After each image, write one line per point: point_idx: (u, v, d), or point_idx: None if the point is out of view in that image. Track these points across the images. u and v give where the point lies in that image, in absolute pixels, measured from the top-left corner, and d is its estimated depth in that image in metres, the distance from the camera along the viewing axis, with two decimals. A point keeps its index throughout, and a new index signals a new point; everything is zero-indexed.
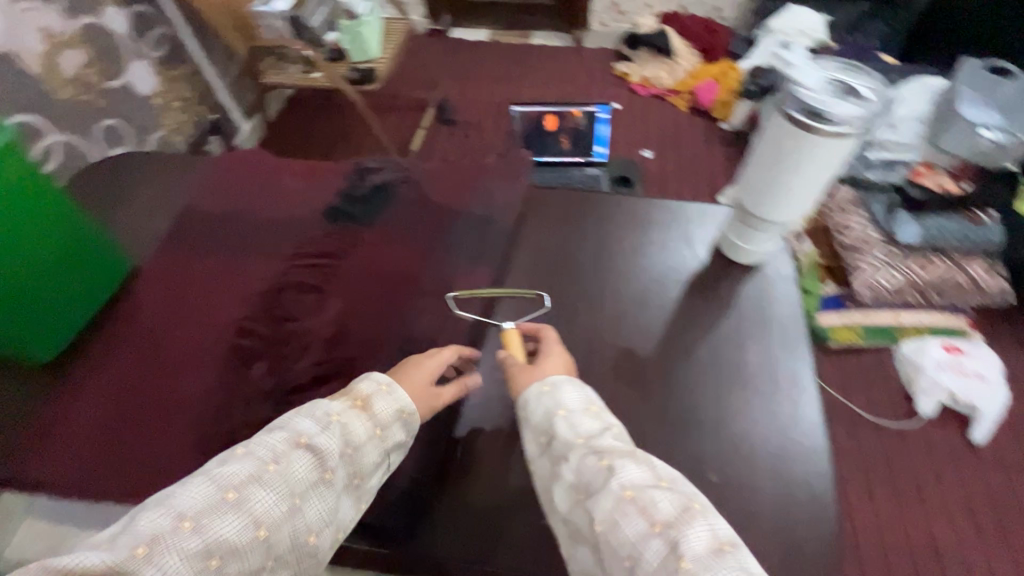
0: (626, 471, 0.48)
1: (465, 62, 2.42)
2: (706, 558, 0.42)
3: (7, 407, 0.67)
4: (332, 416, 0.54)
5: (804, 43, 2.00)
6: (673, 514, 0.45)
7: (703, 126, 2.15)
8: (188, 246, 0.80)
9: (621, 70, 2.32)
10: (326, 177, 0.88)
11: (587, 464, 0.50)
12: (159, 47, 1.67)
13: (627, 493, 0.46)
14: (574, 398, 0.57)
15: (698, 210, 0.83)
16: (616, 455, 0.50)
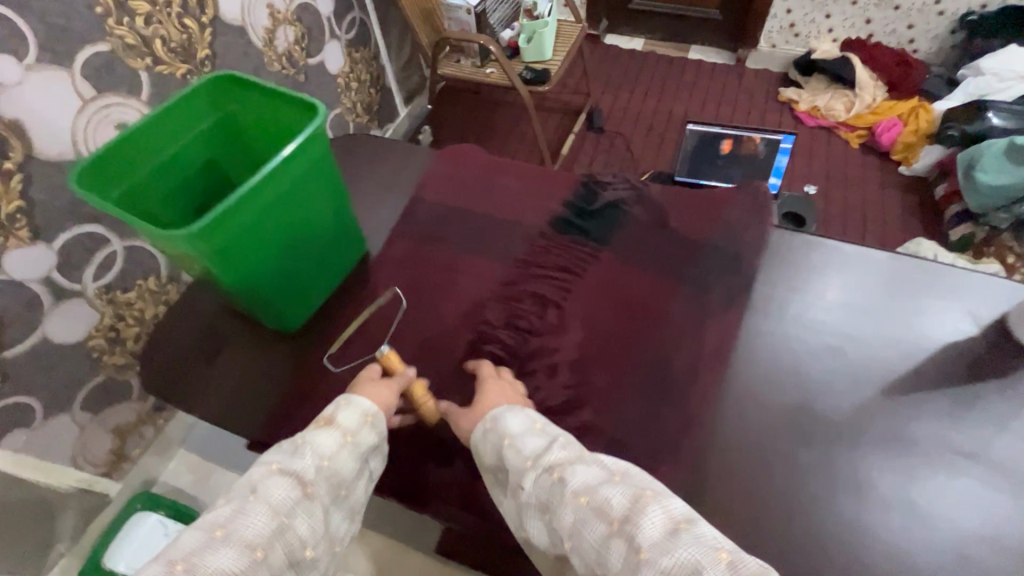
0: (575, 476, 0.56)
1: (619, 72, 2.37)
2: (663, 537, 0.48)
3: (272, 372, 0.76)
4: (298, 442, 0.62)
5: (1020, 90, 1.78)
6: (621, 505, 0.52)
7: (877, 167, 1.96)
8: (423, 239, 0.83)
9: (790, 96, 2.16)
10: (553, 186, 0.86)
11: (545, 484, 0.57)
12: (351, 30, 1.75)
13: (581, 498, 0.54)
14: (516, 421, 0.62)
15: (965, 275, 0.74)
16: (565, 466, 0.57)
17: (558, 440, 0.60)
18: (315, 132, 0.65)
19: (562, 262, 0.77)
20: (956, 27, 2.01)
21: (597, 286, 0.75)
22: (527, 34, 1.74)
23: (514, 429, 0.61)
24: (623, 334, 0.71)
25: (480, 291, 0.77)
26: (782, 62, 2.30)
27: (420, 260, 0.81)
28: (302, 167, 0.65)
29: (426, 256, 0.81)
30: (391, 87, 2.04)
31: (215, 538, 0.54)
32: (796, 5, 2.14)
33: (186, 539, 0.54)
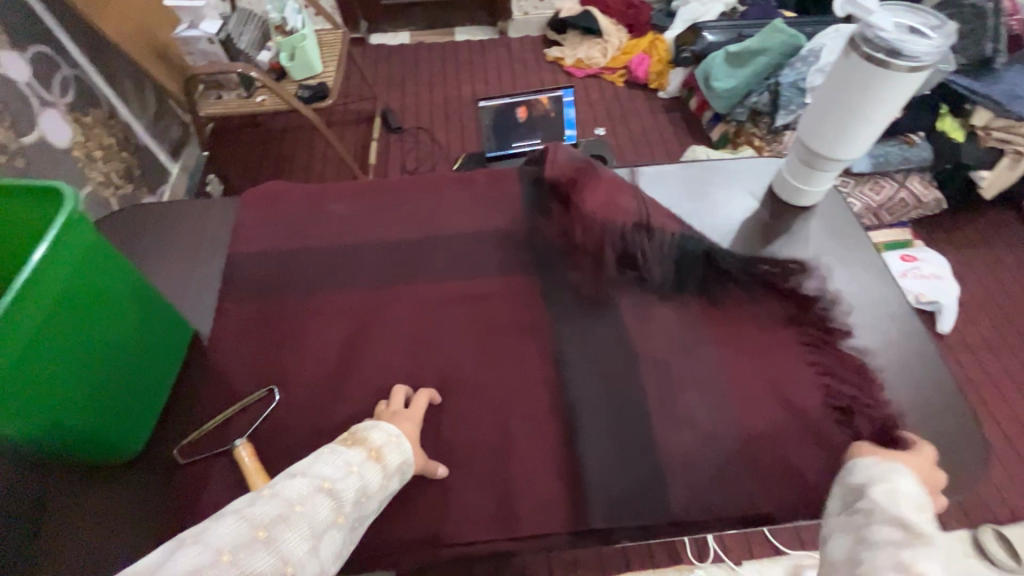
0: (919, 558, 0.44)
1: (397, 69, 2.35)
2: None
3: (130, 507, 0.62)
4: (350, 467, 0.54)
5: (719, 8, 2.18)
6: None
7: (643, 97, 2.25)
8: (261, 293, 0.73)
9: (555, 55, 2.37)
10: (379, 198, 0.83)
11: (888, 535, 0.46)
12: (66, 92, 1.45)
13: (913, 569, 0.43)
14: (912, 486, 0.50)
15: (748, 167, 0.86)
16: (916, 541, 0.45)
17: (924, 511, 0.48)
18: (67, 225, 0.55)
19: (414, 267, 0.76)
20: None
21: (461, 274, 0.75)
22: (287, 52, 1.60)
23: (904, 483, 0.51)
24: (503, 308, 0.72)
25: (343, 326, 0.71)
26: (538, 26, 2.50)
27: (265, 318, 0.71)
28: (68, 270, 0.55)
29: (266, 311, 0.72)
30: (149, 144, 1.77)
31: (259, 539, 0.45)
32: None
33: (226, 525, 0.45)
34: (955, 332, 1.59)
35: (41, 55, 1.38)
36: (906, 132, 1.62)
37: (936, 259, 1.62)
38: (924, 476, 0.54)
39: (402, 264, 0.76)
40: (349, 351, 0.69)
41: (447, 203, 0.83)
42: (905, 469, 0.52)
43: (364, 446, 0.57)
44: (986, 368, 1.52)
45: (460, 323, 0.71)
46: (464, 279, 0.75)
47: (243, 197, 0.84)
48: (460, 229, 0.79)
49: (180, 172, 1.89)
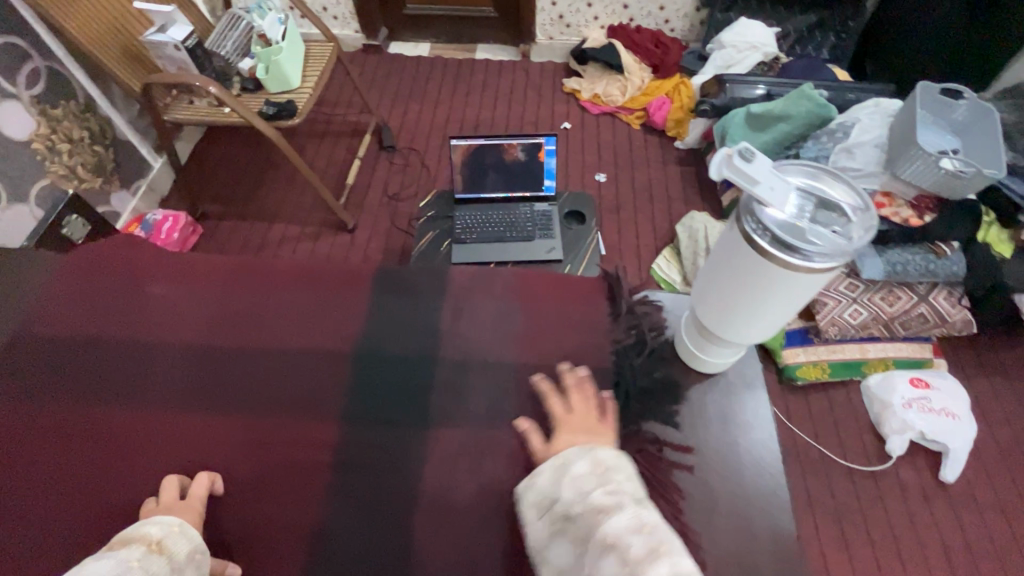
0: (606, 523, 0.55)
1: (406, 83, 2.27)
2: None
3: None
4: (130, 563, 0.58)
5: (756, 58, 1.96)
6: (640, 558, 0.51)
7: (658, 144, 2.06)
8: (36, 394, 0.78)
9: (572, 87, 2.21)
10: (198, 286, 0.88)
11: (583, 517, 0.57)
12: (34, 83, 1.43)
13: (609, 540, 0.53)
14: (585, 463, 0.62)
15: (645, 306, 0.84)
16: (605, 508, 0.56)
17: (605, 483, 0.60)
18: None
19: (191, 365, 0.80)
20: (699, 5, 2.15)
21: None
22: (264, 64, 1.53)
23: (577, 469, 0.62)
24: None
25: (105, 410, 0.77)
26: (562, 52, 2.35)
27: (30, 421, 0.76)
28: None
29: (45, 383, 0.79)
30: (130, 138, 1.76)
31: None
32: None
33: None
34: (964, 482, 1.34)
35: (11, 46, 1.37)
36: (937, 241, 1.37)
37: (954, 392, 1.38)
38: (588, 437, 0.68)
39: (186, 371, 0.80)
40: (101, 436, 0.75)
41: (269, 312, 0.85)
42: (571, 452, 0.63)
43: (144, 540, 0.61)
44: (989, 534, 1.28)
45: (217, 431, 0.75)
46: (225, 416, 0.77)
47: (67, 265, 0.90)
48: (256, 361, 0.81)
49: (163, 167, 1.88)
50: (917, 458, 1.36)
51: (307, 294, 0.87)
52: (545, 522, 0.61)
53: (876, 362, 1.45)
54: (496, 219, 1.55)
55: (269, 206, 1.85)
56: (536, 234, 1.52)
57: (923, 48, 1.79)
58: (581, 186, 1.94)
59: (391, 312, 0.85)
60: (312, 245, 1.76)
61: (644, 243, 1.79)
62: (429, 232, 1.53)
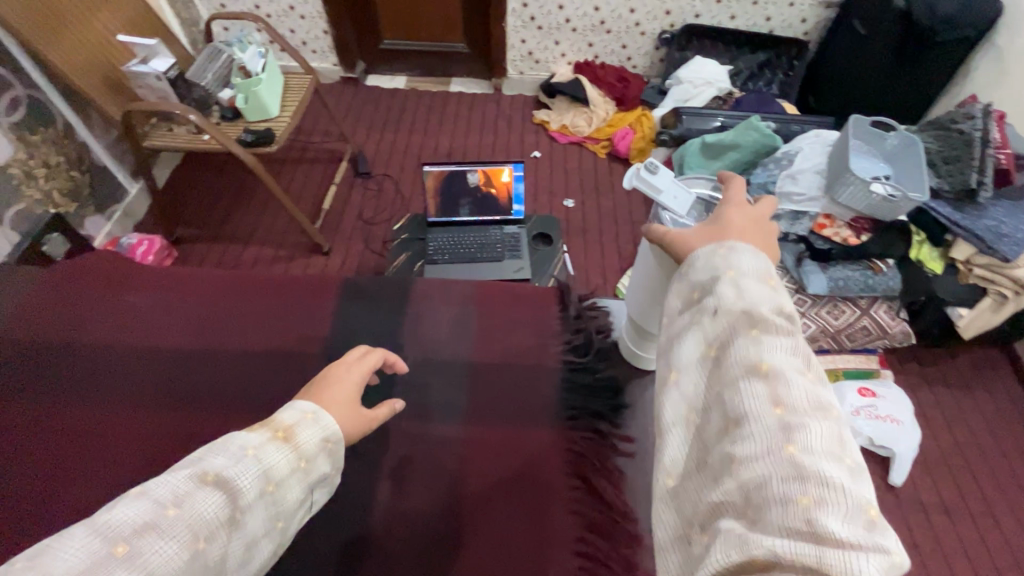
0: (769, 356, 0.52)
1: (383, 113, 2.36)
2: (807, 432, 0.47)
3: None
4: (248, 449, 0.57)
5: (710, 93, 2.12)
6: (797, 402, 0.49)
7: (622, 171, 2.18)
8: (8, 385, 0.82)
9: (542, 118, 2.33)
10: (178, 292, 0.93)
11: (733, 327, 0.56)
12: (15, 111, 1.47)
13: (763, 366, 0.51)
14: (750, 263, 0.60)
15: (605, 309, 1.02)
16: (769, 332, 0.54)
17: (779, 311, 0.57)
18: None
19: (171, 361, 0.85)
20: (658, 44, 2.31)
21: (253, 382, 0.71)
22: (243, 94, 1.60)
23: (744, 271, 0.60)
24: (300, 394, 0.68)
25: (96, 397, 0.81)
26: (533, 86, 2.49)
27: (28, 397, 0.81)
28: None
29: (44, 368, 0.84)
30: (107, 163, 1.78)
31: (117, 556, 0.45)
32: (527, 36, 2.32)
33: (81, 536, 0.45)
34: (911, 485, 1.42)
35: None
36: (874, 259, 1.50)
37: (898, 400, 1.47)
38: (752, 237, 0.66)
39: (165, 370, 0.84)
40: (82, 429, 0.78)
41: (243, 315, 0.90)
42: (741, 246, 0.62)
43: (273, 425, 0.60)
44: (936, 534, 1.35)
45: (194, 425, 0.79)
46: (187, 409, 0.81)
47: (48, 275, 0.94)
48: (215, 362, 0.85)
49: (139, 192, 1.90)
50: (868, 463, 1.44)
51: (278, 304, 0.92)
52: (688, 316, 0.61)
53: (826, 373, 1.53)
54: (467, 240, 1.62)
55: (245, 230, 1.88)
56: (505, 255, 1.58)
57: (854, 85, 1.97)
58: (550, 210, 2.03)
59: (358, 323, 0.89)
60: (287, 267, 1.80)
61: (611, 264, 1.88)
62: (401, 254, 1.63)
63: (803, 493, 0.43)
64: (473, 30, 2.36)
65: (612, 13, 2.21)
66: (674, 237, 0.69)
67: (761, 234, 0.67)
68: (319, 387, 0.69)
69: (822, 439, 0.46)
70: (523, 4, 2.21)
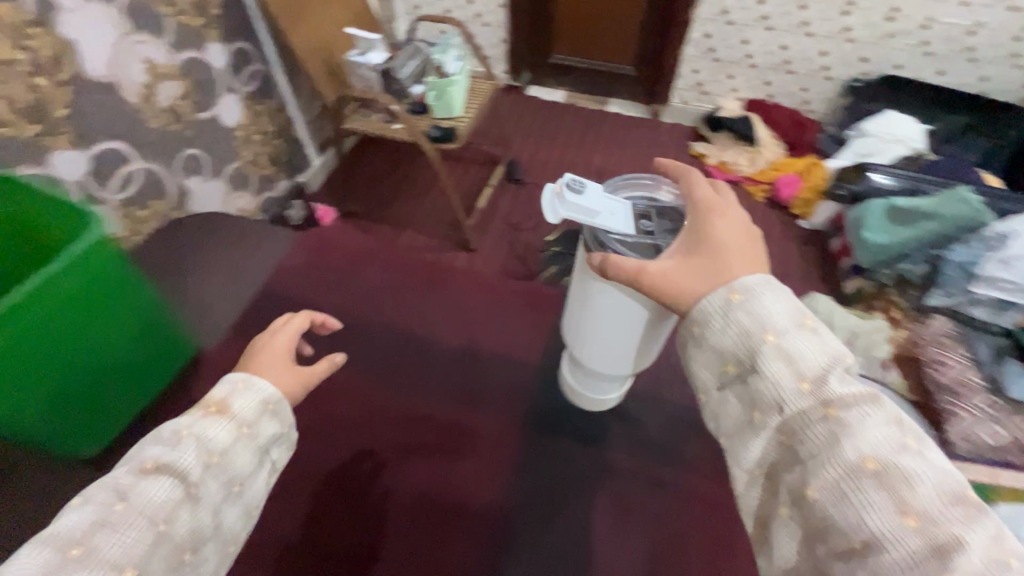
0: (863, 439, 0.51)
1: (540, 124, 2.42)
2: (939, 518, 0.46)
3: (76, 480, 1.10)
4: (183, 431, 0.62)
5: (900, 151, 1.93)
6: (921, 490, 0.48)
7: (780, 219, 2.06)
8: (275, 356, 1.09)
9: (700, 151, 2.25)
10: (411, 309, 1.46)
11: (808, 415, 0.54)
12: (250, 83, 1.69)
13: (870, 463, 0.50)
14: (782, 309, 0.60)
15: None
16: (851, 407, 0.53)
17: (843, 373, 0.56)
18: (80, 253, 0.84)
19: None
20: (843, 91, 2.17)
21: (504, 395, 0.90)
22: (435, 92, 1.70)
23: (785, 331, 0.58)
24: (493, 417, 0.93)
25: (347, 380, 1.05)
26: (693, 117, 2.44)
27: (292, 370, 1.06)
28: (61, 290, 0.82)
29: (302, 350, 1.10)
30: (302, 136, 1.99)
31: (72, 557, 0.50)
32: (701, 67, 2.27)
33: (34, 553, 0.50)
34: None
35: (242, 50, 1.63)
36: None
37: None
38: (739, 252, 0.67)
39: None
40: None
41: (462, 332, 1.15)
42: (758, 291, 0.61)
43: (205, 404, 0.66)
44: None
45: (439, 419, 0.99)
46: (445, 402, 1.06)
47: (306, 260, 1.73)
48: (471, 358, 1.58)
49: (320, 166, 2.11)
50: None
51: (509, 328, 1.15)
52: (743, 399, 0.60)
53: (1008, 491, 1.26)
54: None
55: (403, 215, 2.01)
56: None
57: None
58: None
59: None
60: (435, 256, 1.89)
61: None
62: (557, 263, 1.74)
63: None
64: (645, 55, 2.36)
65: (800, 54, 2.12)
66: (655, 276, 0.70)
67: (755, 253, 0.67)
68: (254, 354, 0.80)
69: (960, 525, 0.45)
70: (706, 35, 2.17)
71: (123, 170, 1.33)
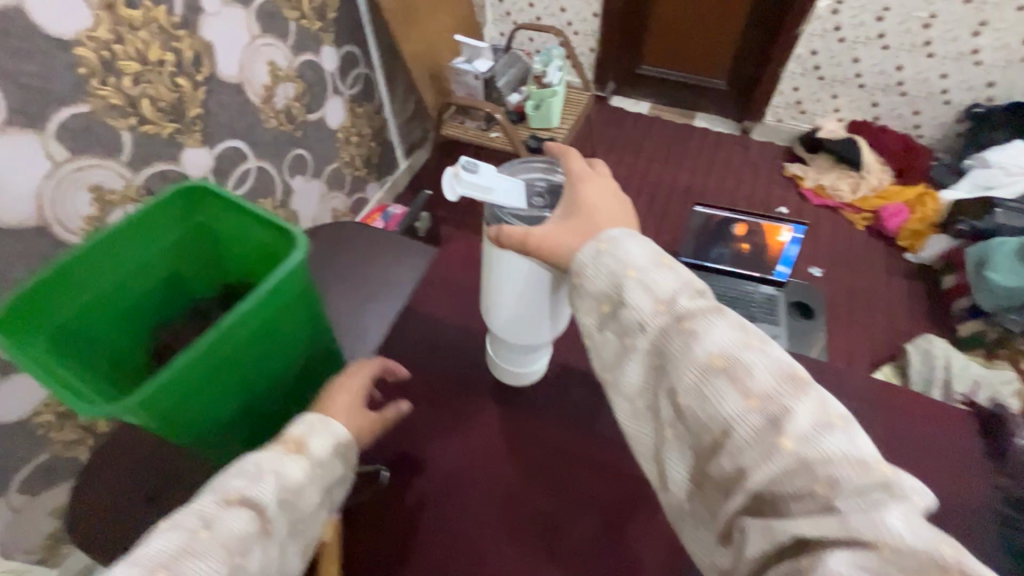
0: (709, 340, 0.47)
1: (625, 136, 2.36)
2: (804, 423, 0.42)
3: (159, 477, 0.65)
4: (263, 463, 0.55)
5: None
6: (768, 385, 0.44)
7: (884, 250, 1.93)
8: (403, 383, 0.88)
9: (796, 172, 2.15)
10: None
11: (675, 340, 0.48)
12: (354, 86, 1.71)
13: (716, 360, 0.46)
14: (635, 248, 0.54)
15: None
16: (696, 317, 0.48)
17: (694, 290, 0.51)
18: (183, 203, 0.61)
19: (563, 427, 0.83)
20: (961, 117, 2.02)
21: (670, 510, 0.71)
22: (535, 101, 1.68)
23: (635, 256, 0.54)
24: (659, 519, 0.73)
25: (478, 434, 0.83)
26: (787, 136, 2.32)
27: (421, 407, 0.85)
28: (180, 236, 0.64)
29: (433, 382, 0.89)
30: (393, 139, 2.01)
31: None
32: (803, 85, 2.16)
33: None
34: None
35: (350, 54, 1.65)
36: None
37: None
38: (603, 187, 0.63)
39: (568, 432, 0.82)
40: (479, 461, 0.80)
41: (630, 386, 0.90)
42: (620, 234, 0.56)
43: (284, 439, 0.59)
44: None
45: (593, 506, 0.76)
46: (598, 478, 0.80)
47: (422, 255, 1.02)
48: None
49: (406, 169, 2.12)
50: None
51: None
52: (612, 328, 0.54)
53: None
54: (718, 290, 1.55)
55: None
56: (759, 317, 1.46)
57: None
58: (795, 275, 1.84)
59: None
60: None
61: (860, 353, 1.66)
62: None
63: (815, 487, 0.39)
64: (741, 69, 2.27)
65: (916, 76, 1.99)
66: (538, 243, 0.59)
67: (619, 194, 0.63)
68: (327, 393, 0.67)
69: (817, 427, 0.41)
70: (812, 52, 2.06)
71: (241, 169, 1.36)
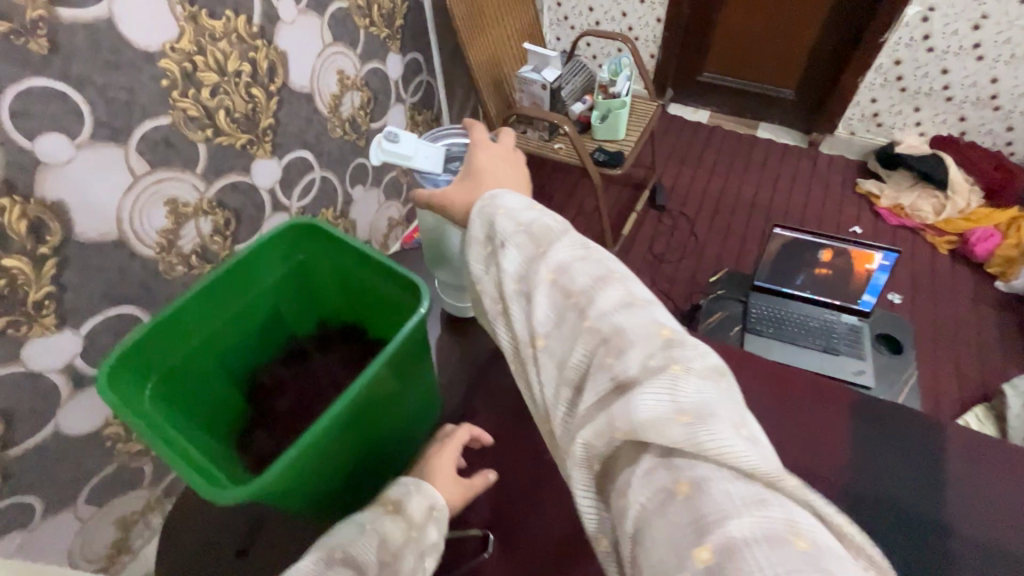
0: (553, 256, 0.53)
1: (684, 146, 2.27)
2: (607, 310, 0.47)
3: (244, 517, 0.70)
4: (366, 524, 0.52)
5: None
6: (588, 285, 0.50)
7: (970, 277, 1.80)
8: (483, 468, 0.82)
9: (870, 189, 2.02)
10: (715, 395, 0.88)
11: (512, 252, 0.55)
12: (416, 93, 1.68)
13: (551, 275, 0.52)
14: (513, 200, 0.60)
15: None
16: (548, 242, 0.54)
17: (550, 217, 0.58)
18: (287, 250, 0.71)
19: None
20: None
21: None
22: (601, 112, 1.61)
23: (510, 203, 0.60)
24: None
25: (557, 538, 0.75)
26: (860, 150, 2.19)
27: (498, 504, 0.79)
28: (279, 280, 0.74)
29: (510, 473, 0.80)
30: None
31: None
32: (882, 96, 2.03)
33: None
34: None
35: (414, 61, 1.61)
36: None
37: None
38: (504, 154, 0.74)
39: None
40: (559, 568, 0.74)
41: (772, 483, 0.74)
42: (503, 192, 0.61)
43: (382, 502, 0.56)
44: None
45: None
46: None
47: None
48: None
49: None
50: None
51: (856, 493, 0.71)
52: (475, 257, 0.59)
53: None
54: (795, 316, 1.46)
55: None
56: (842, 348, 1.36)
57: None
58: None
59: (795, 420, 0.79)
60: None
61: (946, 389, 1.54)
62: (717, 310, 1.51)
63: (609, 361, 0.44)
64: (813, 79, 2.14)
65: (1013, 89, 1.84)
66: (436, 200, 0.71)
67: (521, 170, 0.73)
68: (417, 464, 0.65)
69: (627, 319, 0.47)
70: (896, 61, 1.92)
71: (306, 179, 1.34)
